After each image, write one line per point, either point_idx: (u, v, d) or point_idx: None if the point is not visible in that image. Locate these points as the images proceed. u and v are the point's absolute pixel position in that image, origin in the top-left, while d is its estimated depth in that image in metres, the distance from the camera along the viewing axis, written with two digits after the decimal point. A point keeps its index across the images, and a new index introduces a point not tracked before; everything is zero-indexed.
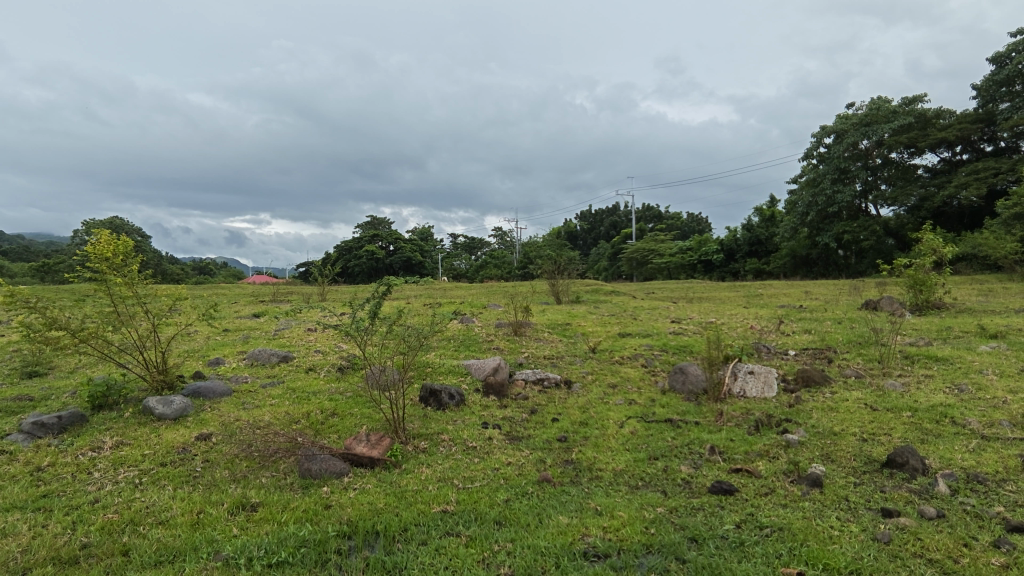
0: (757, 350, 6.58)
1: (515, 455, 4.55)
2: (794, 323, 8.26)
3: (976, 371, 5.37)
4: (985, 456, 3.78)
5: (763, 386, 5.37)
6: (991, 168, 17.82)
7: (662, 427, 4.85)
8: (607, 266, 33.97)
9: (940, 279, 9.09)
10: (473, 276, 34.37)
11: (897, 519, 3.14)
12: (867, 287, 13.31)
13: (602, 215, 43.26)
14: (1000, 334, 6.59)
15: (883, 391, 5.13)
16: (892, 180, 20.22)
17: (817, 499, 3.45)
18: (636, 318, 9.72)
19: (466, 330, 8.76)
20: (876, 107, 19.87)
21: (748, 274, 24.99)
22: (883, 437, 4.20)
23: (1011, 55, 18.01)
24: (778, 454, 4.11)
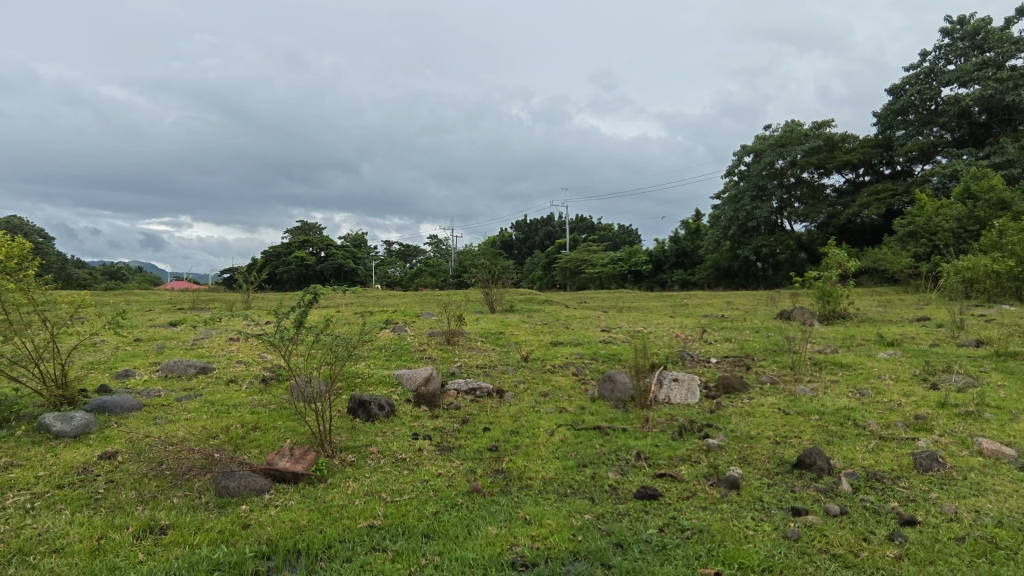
0: (682, 358, 6.83)
1: (445, 466, 4.49)
2: (716, 332, 8.66)
3: (875, 376, 5.81)
4: (883, 455, 4.09)
5: (686, 392, 5.58)
6: (889, 190, 19.47)
7: (591, 434, 4.94)
8: (542, 275, 34.43)
9: (845, 291, 9.80)
10: (407, 284, 33.92)
11: (805, 518, 3.34)
12: (781, 298, 14.18)
13: (536, 225, 43.88)
14: (896, 342, 7.18)
15: (795, 396, 5.46)
16: (804, 198, 21.69)
17: (734, 501, 3.62)
18: (568, 327, 9.89)
19: (398, 339, 8.62)
20: (790, 129, 21.26)
21: (675, 284, 26.03)
22: (794, 440, 4.46)
23: (905, 86, 19.79)
24: (700, 459, 4.28)
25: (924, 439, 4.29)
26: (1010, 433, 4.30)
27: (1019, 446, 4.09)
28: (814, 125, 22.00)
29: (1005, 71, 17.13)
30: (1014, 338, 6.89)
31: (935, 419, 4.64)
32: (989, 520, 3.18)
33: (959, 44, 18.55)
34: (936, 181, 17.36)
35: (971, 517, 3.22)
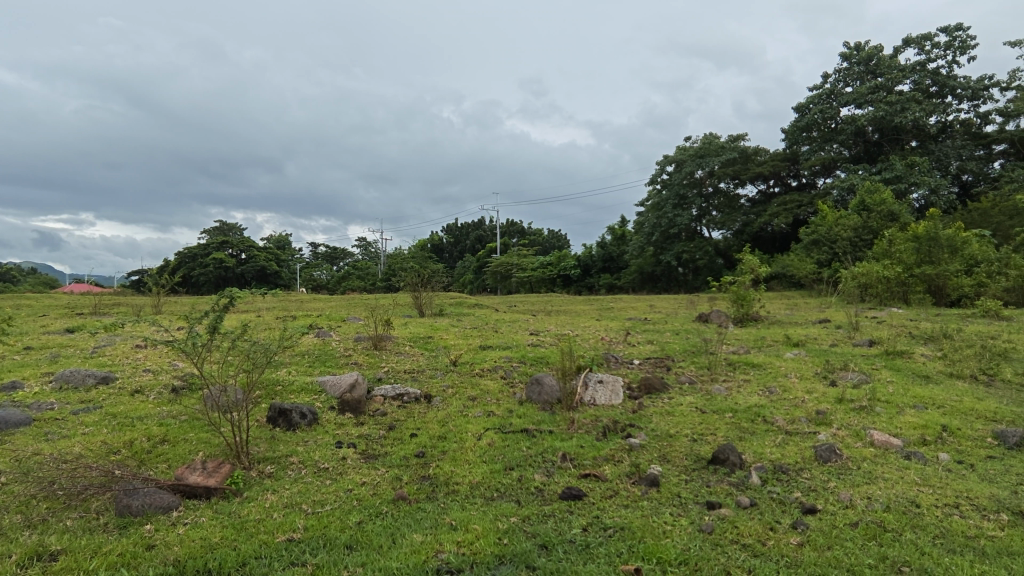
0: (607, 360, 7.02)
1: (370, 474, 4.38)
2: (639, 335, 8.97)
3: (783, 375, 6.21)
4: (788, 449, 4.37)
5: (611, 393, 5.74)
6: (796, 201, 20.91)
7: (518, 437, 4.97)
8: (473, 278, 34.37)
9: (757, 294, 10.43)
10: (334, 288, 32.91)
11: (718, 511, 3.51)
12: (700, 301, 14.88)
13: (467, 229, 43.84)
14: (801, 343, 7.70)
15: (711, 395, 5.74)
16: (721, 207, 22.90)
17: (654, 498, 3.75)
18: (496, 331, 9.92)
19: (322, 344, 8.33)
20: (708, 141, 22.39)
21: (602, 288, 26.74)
22: (710, 437, 4.69)
23: (809, 105, 21.32)
24: (622, 458, 4.40)
25: (824, 433, 4.63)
26: (897, 425, 4.72)
27: (904, 437, 4.50)
28: (730, 138, 23.27)
29: (894, 95, 18.84)
30: (900, 337, 7.58)
31: (833, 414, 5.02)
32: (879, 505, 3.46)
33: (856, 68, 20.21)
34: (836, 194, 18.80)
35: (863, 503, 3.50)
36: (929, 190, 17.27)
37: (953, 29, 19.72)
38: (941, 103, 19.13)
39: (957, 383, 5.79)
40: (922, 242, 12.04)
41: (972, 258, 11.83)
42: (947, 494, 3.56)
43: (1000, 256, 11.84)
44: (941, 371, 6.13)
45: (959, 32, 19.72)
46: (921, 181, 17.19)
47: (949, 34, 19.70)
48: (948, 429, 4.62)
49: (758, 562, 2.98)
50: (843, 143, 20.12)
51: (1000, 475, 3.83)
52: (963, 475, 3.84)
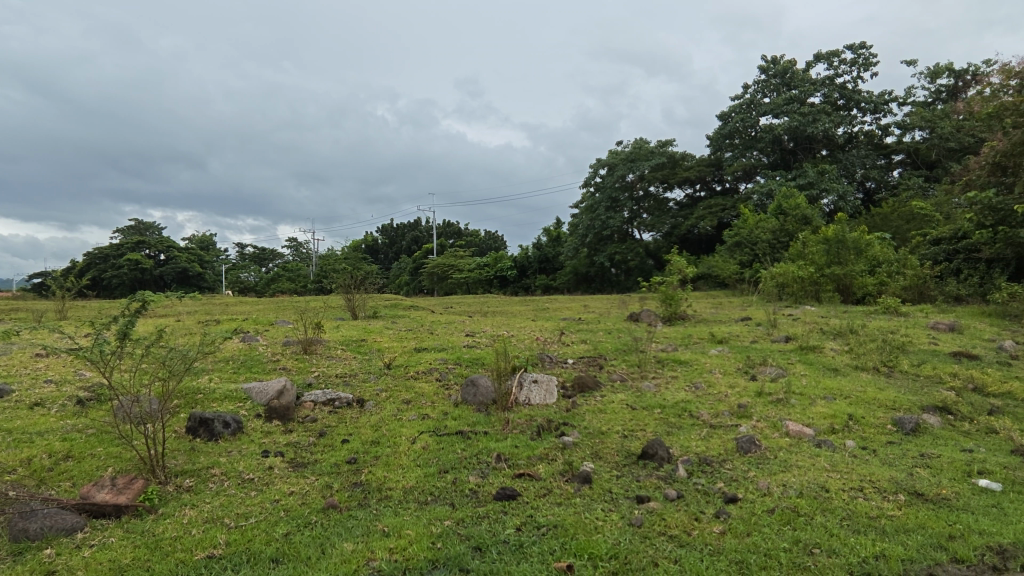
0: (541, 360, 7.09)
1: (298, 483, 4.22)
2: (573, 334, 9.13)
3: (708, 371, 6.49)
4: (712, 442, 4.57)
5: (545, 393, 5.80)
6: (719, 205, 21.95)
7: (453, 439, 4.94)
8: (409, 280, 33.88)
9: (684, 294, 10.85)
10: (263, 290, 31.55)
11: (647, 504, 3.62)
12: (632, 301, 15.31)
13: (403, 229, 43.21)
14: (724, 339, 8.06)
15: (641, 392, 5.91)
16: (651, 210, 23.70)
17: (586, 494, 3.82)
18: (432, 332, 9.80)
19: (248, 350, 7.96)
20: (639, 146, 23.10)
21: (538, 289, 27.02)
22: (639, 433, 4.83)
23: (731, 114, 22.43)
24: (556, 456, 4.46)
25: (744, 425, 4.87)
26: (809, 415, 5.03)
27: (816, 426, 4.81)
28: (659, 143, 24.11)
29: (807, 107, 20.13)
30: (812, 333, 8.08)
31: (754, 407, 5.29)
32: (793, 492, 3.68)
33: (772, 80, 21.43)
34: (756, 198, 19.87)
35: (779, 490, 3.71)
36: (837, 196, 18.56)
37: (857, 47, 21.29)
38: (847, 115, 20.60)
39: (861, 375, 6.25)
40: (831, 244, 12.94)
41: (875, 259, 12.81)
42: (853, 478, 3.83)
43: (898, 257, 12.89)
44: (848, 364, 6.60)
45: (862, 50, 21.32)
46: (830, 187, 18.45)
47: (854, 52, 21.26)
48: (854, 417, 4.97)
49: (684, 552, 3.09)
50: (762, 150, 21.30)
51: (898, 458, 4.16)
52: (867, 460, 4.14)
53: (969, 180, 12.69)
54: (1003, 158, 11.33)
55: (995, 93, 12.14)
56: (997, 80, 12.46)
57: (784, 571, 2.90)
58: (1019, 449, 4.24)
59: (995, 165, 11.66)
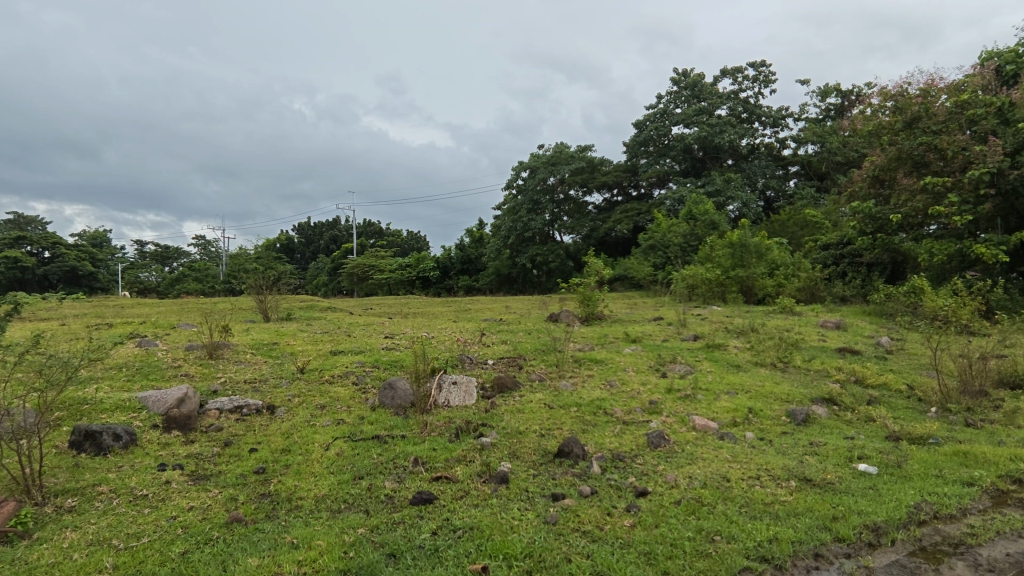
0: (461, 361, 7.06)
1: (199, 497, 3.95)
2: (493, 335, 9.17)
3: (622, 369, 6.72)
4: (625, 438, 4.73)
5: (464, 394, 5.77)
6: (635, 209, 22.83)
7: (369, 444, 4.80)
8: (327, 280, 32.74)
9: (602, 295, 11.19)
10: (166, 291, 29.40)
11: (562, 502, 3.69)
12: (552, 302, 15.57)
13: (321, 228, 41.73)
14: (638, 339, 8.38)
15: (559, 391, 6.02)
16: (571, 213, 24.26)
17: (503, 495, 3.84)
18: (349, 335, 9.50)
19: (145, 355, 7.37)
20: (559, 150, 23.57)
21: (460, 290, 26.93)
22: (556, 432, 4.91)
23: (646, 122, 23.38)
24: (474, 458, 4.45)
25: (655, 421, 5.08)
26: (713, 410, 5.33)
27: (719, 420, 5.09)
28: (579, 148, 24.73)
29: (714, 119, 21.35)
30: (718, 332, 8.57)
31: (664, 403, 5.53)
32: (698, 483, 3.88)
33: (683, 92, 22.55)
34: (669, 204, 20.83)
35: (686, 483, 3.89)
36: (741, 203, 19.79)
37: (758, 65, 22.84)
38: (750, 128, 22.03)
39: (761, 370, 6.69)
40: (736, 248, 13.80)
41: (774, 262, 13.78)
42: (751, 468, 4.09)
43: (794, 261, 13.95)
44: (749, 360, 7.05)
45: (763, 68, 22.89)
46: (735, 195, 19.67)
47: (755, 69, 22.78)
48: (753, 411, 5.31)
49: (596, 547, 3.17)
50: (674, 158, 22.36)
51: (790, 447, 4.49)
52: (764, 450, 4.44)
53: (853, 191, 13.94)
54: (881, 172, 12.58)
55: (875, 112, 13.38)
56: (876, 101, 13.79)
57: (688, 559, 3.05)
58: (891, 435, 4.70)
59: (874, 178, 12.89)
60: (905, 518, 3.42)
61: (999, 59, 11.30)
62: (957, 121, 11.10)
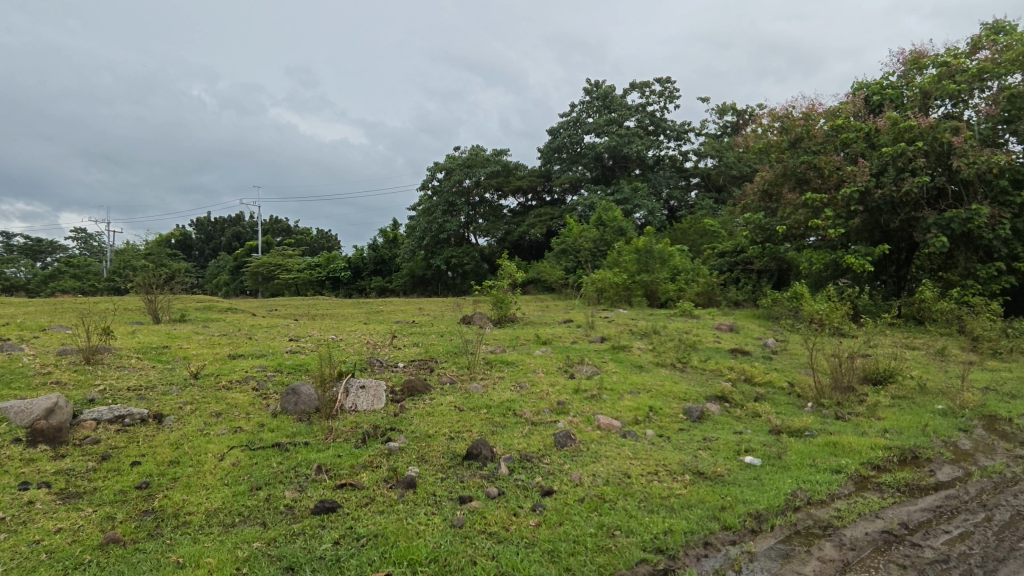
0: (370, 364, 6.88)
1: (69, 518, 3.58)
2: (405, 337, 9.02)
3: (532, 370, 6.83)
4: (533, 438, 4.81)
5: (372, 399, 5.62)
6: (548, 214, 23.34)
7: (268, 452, 4.56)
8: (228, 280, 30.80)
9: (515, 297, 11.32)
10: (37, 290, 26.42)
11: (470, 504, 3.69)
12: (466, 304, 15.55)
13: (222, 224, 39.22)
14: (548, 341, 8.54)
15: (469, 393, 6.02)
16: (486, 215, 24.35)
17: (410, 500, 3.78)
18: (250, 338, 9.00)
19: (7, 361, 6.57)
20: (475, 153, 23.64)
21: (372, 292, 26.25)
22: (466, 434, 4.91)
23: (560, 129, 23.99)
24: (381, 463, 4.35)
25: (562, 421, 5.21)
26: (617, 409, 5.55)
27: (622, 418, 5.31)
28: (494, 151, 24.91)
29: (624, 130, 22.30)
30: (623, 334, 8.92)
31: (571, 403, 5.68)
32: (601, 480, 4.02)
33: (595, 102, 23.31)
34: (580, 210, 21.49)
35: (589, 480, 4.01)
36: (647, 211, 20.77)
37: (664, 81, 24.06)
38: (656, 140, 23.17)
39: (661, 370, 7.05)
40: (642, 254, 14.44)
41: (676, 268, 14.57)
42: (650, 464, 4.29)
43: (693, 267, 14.82)
44: (651, 360, 7.40)
45: (668, 84, 24.16)
46: (642, 203, 20.63)
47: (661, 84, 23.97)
48: (653, 409, 5.57)
49: (501, 547, 3.20)
50: (586, 165, 23.09)
51: (686, 443, 4.77)
52: (663, 446, 4.68)
53: (746, 203, 15.03)
54: (769, 187, 13.68)
55: (765, 131, 14.60)
56: (766, 121, 14.98)
57: (589, 555, 3.15)
58: (774, 429, 5.11)
59: (764, 192, 14.04)
60: (783, 505, 3.73)
61: (868, 89, 12.61)
62: (833, 143, 12.28)
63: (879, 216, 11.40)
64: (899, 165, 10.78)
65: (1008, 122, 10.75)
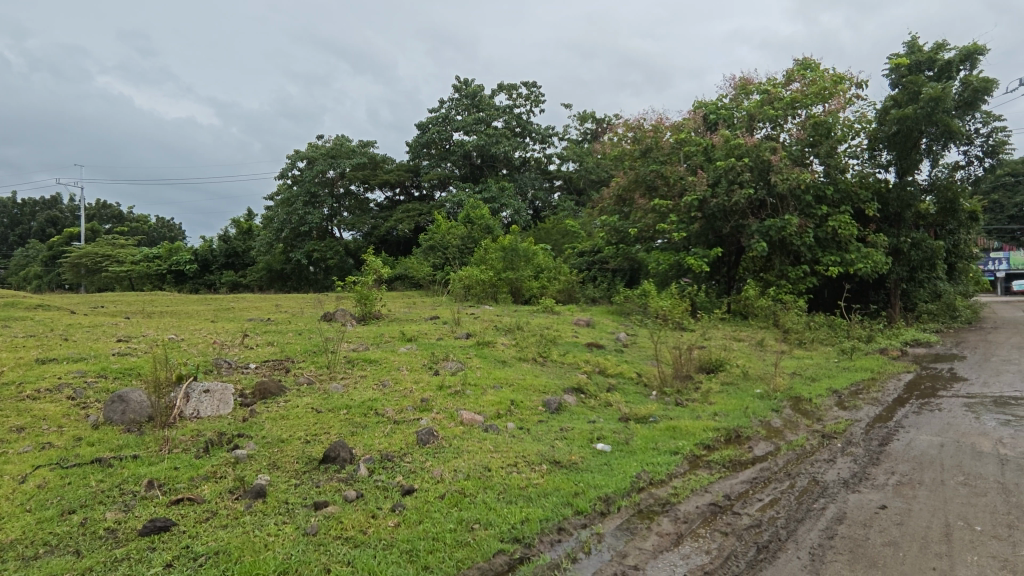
0: (217, 366, 6.30)
1: None
2: (257, 336, 8.38)
3: (395, 368, 6.70)
4: (394, 437, 4.72)
5: (217, 404, 5.14)
6: (417, 210, 23.07)
7: (86, 470, 3.98)
8: (41, 273, 26.52)
9: (380, 294, 11.03)
10: None
11: (325, 510, 3.53)
12: (328, 300, 14.84)
13: (33, 208, 33.69)
14: (413, 338, 8.43)
15: (328, 394, 5.75)
16: (352, 209, 23.46)
17: (258, 511, 3.52)
18: (68, 339, 7.81)
19: None
20: (340, 143, 22.73)
21: (223, 287, 24.10)
22: (323, 436, 4.68)
23: (429, 125, 23.80)
24: (226, 473, 4.00)
25: (425, 418, 5.17)
26: (480, 403, 5.63)
27: (484, 413, 5.40)
28: (361, 143, 24.09)
29: (491, 130, 22.70)
30: (488, 330, 9.08)
31: (434, 400, 5.66)
32: (462, 475, 4.05)
33: (464, 100, 23.40)
34: (449, 207, 21.54)
35: (450, 476, 4.03)
36: (513, 211, 21.39)
37: (530, 85, 24.81)
38: (522, 142, 23.84)
39: (523, 365, 7.28)
40: (507, 252, 14.79)
41: (540, 266, 15.13)
42: (509, 456, 4.41)
43: (556, 266, 15.50)
44: (513, 355, 7.62)
45: (534, 88, 24.95)
46: (508, 203, 21.18)
47: (528, 88, 24.71)
48: (514, 402, 5.73)
49: (357, 552, 3.11)
50: (454, 162, 23.15)
51: (544, 433, 4.98)
52: (522, 438, 4.84)
53: (603, 206, 16.02)
54: (624, 192, 14.73)
55: (620, 140, 15.67)
56: (621, 130, 16.08)
57: (448, 551, 3.17)
58: (623, 416, 5.52)
59: (619, 197, 15.08)
60: (629, 487, 4.03)
61: (706, 108, 14.04)
62: (677, 155, 13.54)
63: (714, 222, 12.77)
64: (730, 178, 12.16)
65: (812, 146, 12.55)
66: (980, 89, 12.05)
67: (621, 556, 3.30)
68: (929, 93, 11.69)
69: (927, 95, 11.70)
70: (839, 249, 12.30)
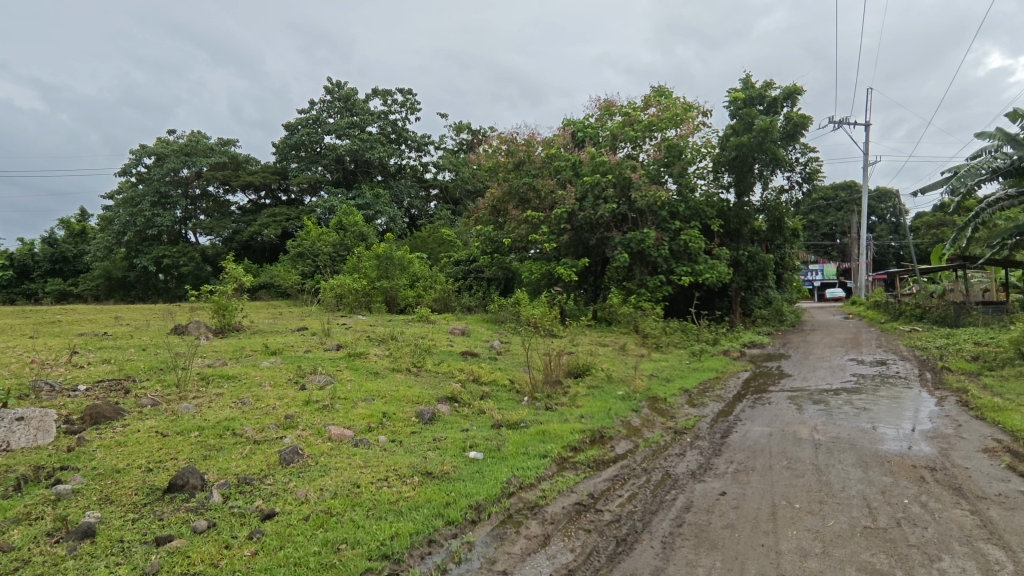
0: (35, 389, 5.45)
1: None
2: (90, 353, 7.38)
3: (256, 384, 6.23)
4: (254, 459, 4.39)
5: (35, 433, 4.45)
6: (284, 214, 21.60)
7: None
8: None
9: (240, 304, 10.22)
10: None
11: (169, 544, 3.19)
12: (180, 311, 13.49)
13: None
14: (277, 351, 7.91)
15: (176, 415, 5.21)
16: (209, 211, 21.62)
17: (85, 553, 3.10)
18: None
19: None
20: (195, 140, 20.92)
21: (47, 297, 20.92)
22: (169, 463, 4.23)
23: (297, 126, 22.65)
24: (43, 514, 3.47)
25: (289, 436, 4.87)
26: (350, 417, 5.42)
27: (354, 428, 5.20)
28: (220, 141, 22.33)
29: (365, 135, 22.10)
30: (360, 341, 8.79)
31: (300, 416, 5.36)
32: (329, 494, 3.87)
33: (336, 103, 22.60)
34: (319, 212, 20.61)
35: (315, 496, 3.83)
36: (388, 218, 20.99)
37: (405, 92, 24.53)
38: (397, 149, 23.46)
39: (396, 375, 7.14)
40: (381, 260, 14.49)
41: (415, 275, 14.95)
42: (380, 471, 4.30)
43: (431, 275, 15.42)
44: (386, 366, 7.44)
45: (410, 96, 24.73)
46: (383, 210, 20.78)
47: (403, 95, 24.42)
48: (386, 415, 5.59)
49: None
50: (326, 167, 22.17)
51: (417, 445, 4.91)
52: (394, 451, 4.74)
53: (478, 216, 16.24)
54: (498, 203, 15.08)
55: (495, 151, 16.04)
56: (496, 142, 16.46)
57: None
58: (495, 423, 5.63)
59: (493, 208, 15.41)
60: (499, 493, 4.10)
61: (574, 126, 14.81)
62: (548, 169, 14.15)
63: (582, 234, 13.46)
64: (596, 193, 12.94)
65: (667, 166, 13.71)
66: (799, 123, 13.94)
67: (490, 562, 3.35)
68: (760, 124, 13.29)
69: (759, 126, 13.31)
70: (690, 260, 13.52)
